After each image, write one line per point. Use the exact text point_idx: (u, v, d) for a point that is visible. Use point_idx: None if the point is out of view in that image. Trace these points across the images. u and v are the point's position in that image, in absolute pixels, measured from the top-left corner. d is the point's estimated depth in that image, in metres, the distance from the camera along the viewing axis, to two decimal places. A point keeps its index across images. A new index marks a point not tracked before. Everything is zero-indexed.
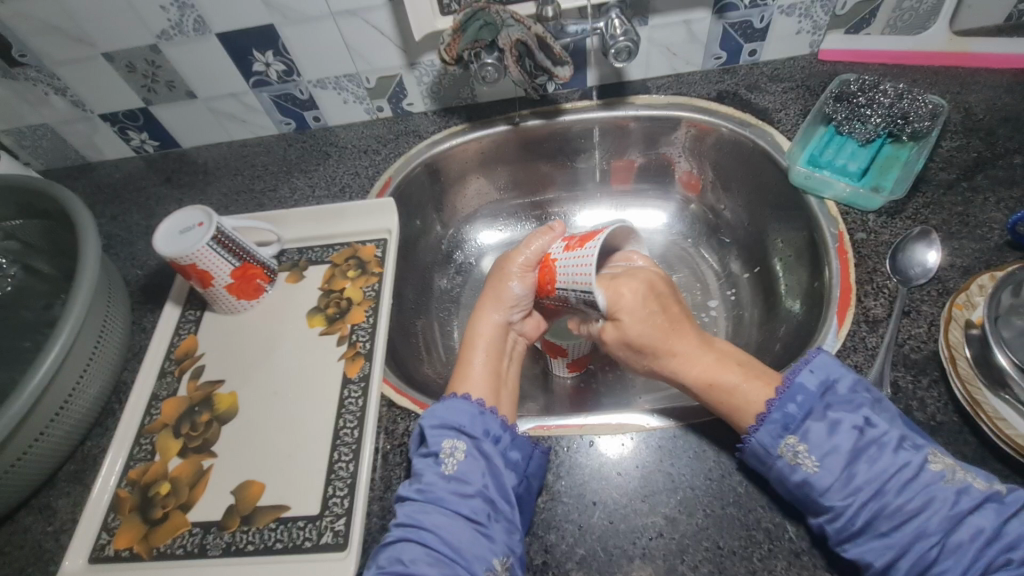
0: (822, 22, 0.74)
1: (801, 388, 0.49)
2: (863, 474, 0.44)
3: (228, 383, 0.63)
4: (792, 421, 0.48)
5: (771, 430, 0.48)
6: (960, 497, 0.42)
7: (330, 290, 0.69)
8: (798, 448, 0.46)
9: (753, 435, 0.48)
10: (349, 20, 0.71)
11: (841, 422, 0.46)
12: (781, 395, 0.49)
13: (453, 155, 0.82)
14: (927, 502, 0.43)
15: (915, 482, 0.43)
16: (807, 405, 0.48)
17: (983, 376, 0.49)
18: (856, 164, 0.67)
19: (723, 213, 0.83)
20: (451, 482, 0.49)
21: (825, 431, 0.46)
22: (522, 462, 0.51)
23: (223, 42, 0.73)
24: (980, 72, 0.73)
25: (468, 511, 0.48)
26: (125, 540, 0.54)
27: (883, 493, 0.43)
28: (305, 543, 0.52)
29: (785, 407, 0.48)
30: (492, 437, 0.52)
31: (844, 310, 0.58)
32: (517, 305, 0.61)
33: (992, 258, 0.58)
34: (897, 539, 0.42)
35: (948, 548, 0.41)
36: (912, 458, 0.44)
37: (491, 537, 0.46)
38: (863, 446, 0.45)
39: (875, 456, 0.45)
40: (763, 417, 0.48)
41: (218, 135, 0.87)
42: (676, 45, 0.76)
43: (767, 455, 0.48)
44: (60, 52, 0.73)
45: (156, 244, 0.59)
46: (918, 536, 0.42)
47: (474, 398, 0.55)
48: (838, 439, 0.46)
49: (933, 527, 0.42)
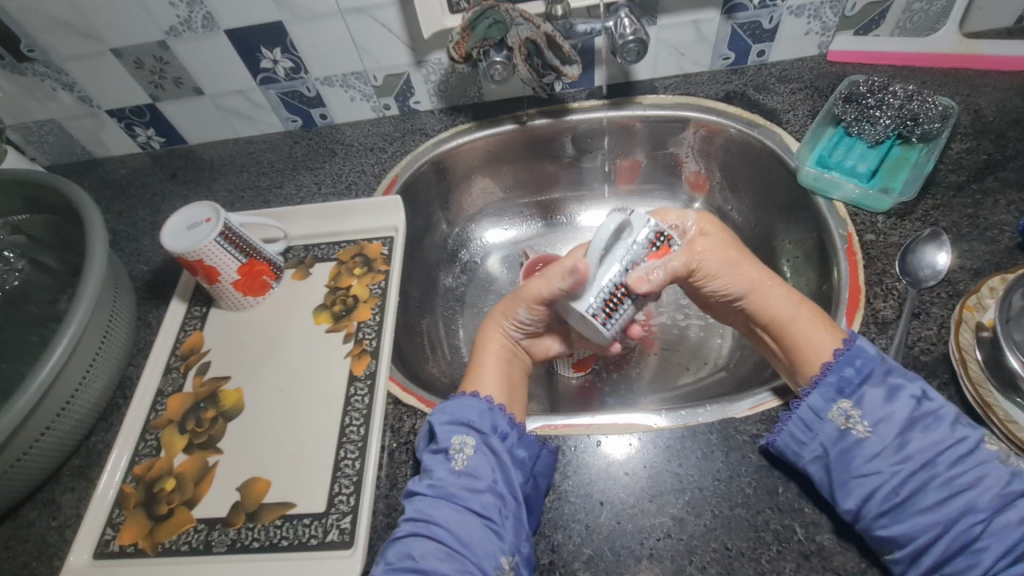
0: (831, 23, 0.74)
1: (863, 351, 0.50)
2: (915, 443, 0.46)
3: (234, 379, 0.63)
4: (849, 385, 0.49)
5: (826, 394, 0.49)
6: (1013, 479, 0.44)
7: (336, 287, 0.69)
8: (851, 413, 0.48)
9: (806, 398, 0.50)
10: (358, 19, 0.71)
11: (898, 390, 0.48)
12: (840, 356, 0.50)
13: (460, 153, 0.82)
14: (980, 478, 0.44)
15: (968, 457, 0.45)
16: (866, 370, 0.49)
17: (994, 378, 0.49)
18: (865, 165, 0.67)
19: (730, 214, 0.82)
20: (462, 477, 0.50)
21: (881, 397, 0.48)
22: (529, 461, 0.51)
23: (231, 39, 0.73)
24: (989, 74, 0.72)
25: (479, 506, 0.49)
26: (130, 536, 0.54)
27: (933, 464, 0.45)
28: (310, 541, 0.51)
29: (842, 371, 0.50)
30: (501, 434, 0.53)
31: (853, 310, 0.58)
32: (522, 325, 0.60)
33: (1002, 260, 0.58)
34: (943, 513, 0.44)
35: (993, 527, 0.43)
36: (969, 434, 0.46)
37: (502, 535, 0.47)
38: (919, 416, 0.47)
39: (929, 427, 0.46)
40: (818, 380, 0.50)
41: (224, 132, 0.87)
42: (684, 45, 0.76)
43: (818, 419, 0.49)
44: (68, 47, 0.73)
45: (163, 239, 0.59)
46: (965, 513, 0.44)
47: (482, 396, 0.55)
48: (895, 406, 0.48)
49: (982, 504, 0.44)
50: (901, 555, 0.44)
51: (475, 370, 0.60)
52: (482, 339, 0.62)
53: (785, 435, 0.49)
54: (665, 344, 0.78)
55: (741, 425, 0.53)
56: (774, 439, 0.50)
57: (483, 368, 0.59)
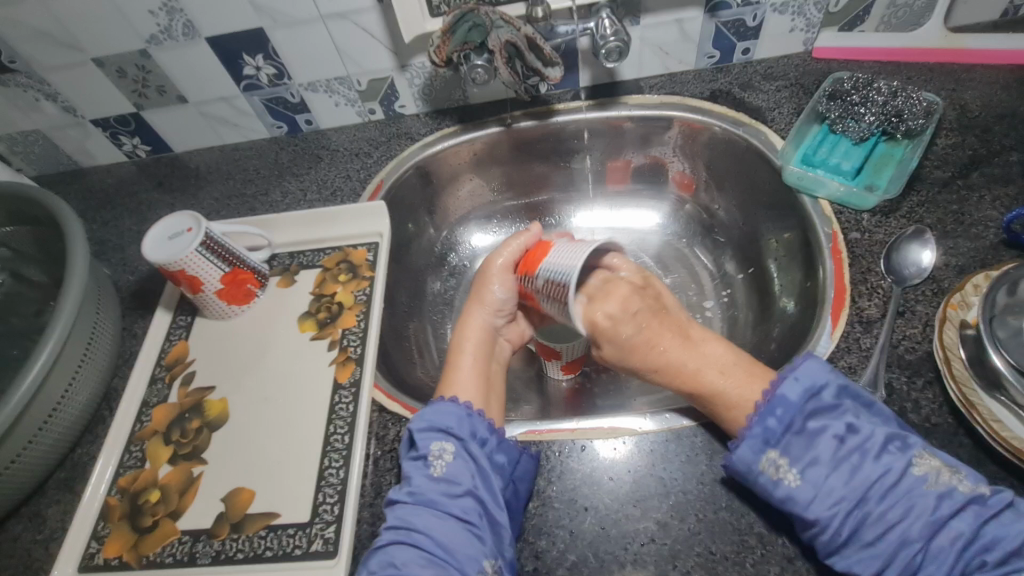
0: (816, 20, 0.74)
1: (783, 398, 0.48)
2: (844, 484, 0.44)
3: (218, 389, 0.63)
4: (773, 435, 0.47)
5: (753, 446, 0.47)
6: (941, 502, 0.42)
7: (321, 295, 0.69)
8: (780, 462, 0.46)
9: (735, 452, 0.47)
10: (340, 24, 0.71)
11: (823, 431, 0.46)
12: (761, 408, 0.48)
13: (446, 157, 0.82)
14: (909, 507, 0.43)
15: (897, 487, 0.43)
16: (787, 418, 0.47)
17: (978, 377, 0.49)
18: (849, 163, 0.66)
19: (717, 213, 0.82)
20: (441, 483, 0.49)
21: (805, 443, 0.46)
22: (509, 466, 0.51)
23: (212, 46, 0.72)
24: (976, 68, 0.72)
25: (459, 511, 0.48)
26: (115, 549, 0.53)
27: (864, 501, 0.43)
28: (294, 551, 0.51)
29: (765, 421, 0.47)
30: (480, 440, 0.52)
31: (838, 310, 0.58)
32: (500, 309, 0.62)
33: (987, 257, 0.57)
34: (882, 549, 0.42)
35: (932, 553, 0.41)
36: (895, 463, 0.44)
37: (482, 539, 0.47)
38: (844, 454, 0.45)
39: (857, 464, 0.44)
40: (744, 433, 0.47)
41: (210, 139, 0.87)
42: (669, 45, 0.75)
43: (750, 472, 0.47)
44: (50, 59, 0.73)
45: (144, 250, 0.58)
46: (902, 546, 0.42)
47: (462, 400, 0.55)
48: (820, 449, 0.45)
49: (915, 534, 0.42)
50: None
51: (452, 372, 0.59)
52: (460, 335, 0.62)
53: (730, 476, 0.48)
54: None
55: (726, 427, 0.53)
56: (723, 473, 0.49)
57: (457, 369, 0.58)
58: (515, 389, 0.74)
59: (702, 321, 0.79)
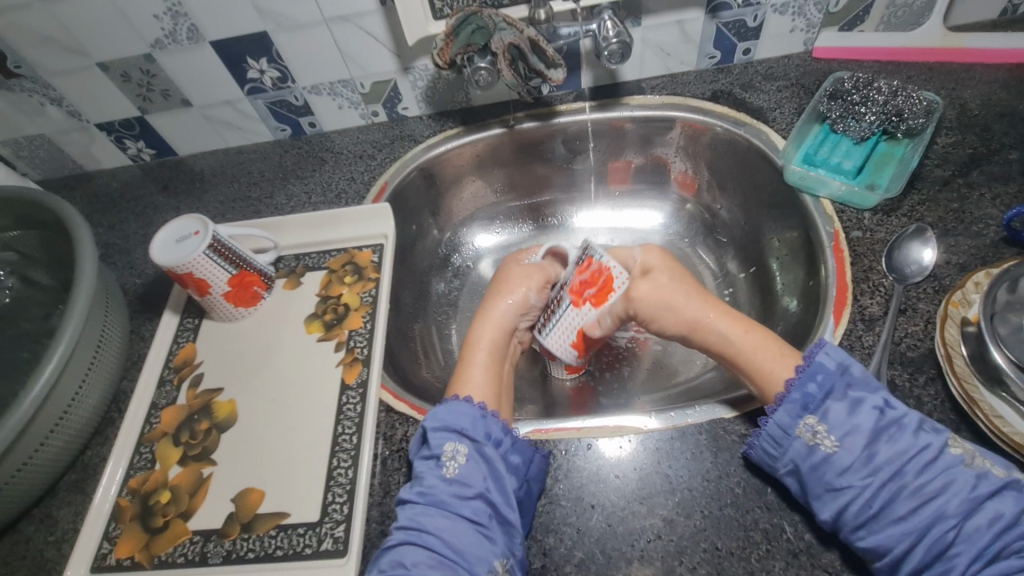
0: (816, 20, 0.74)
1: (821, 366, 0.49)
2: (883, 454, 0.45)
3: (227, 390, 0.63)
4: (812, 401, 0.48)
5: (791, 410, 0.48)
6: (980, 481, 0.43)
7: (328, 296, 0.70)
8: (817, 428, 0.47)
9: (773, 416, 0.48)
10: (343, 27, 0.72)
11: (861, 402, 0.47)
12: (802, 373, 0.49)
13: (449, 158, 0.82)
14: (947, 484, 0.43)
15: (935, 463, 0.44)
16: (828, 385, 0.48)
17: (979, 373, 0.49)
18: (851, 162, 0.67)
19: (720, 213, 0.82)
20: (453, 484, 0.49)
21: (845, 411, 0.47)
22: (522, 467, 0.51)
23: (217, 50, 0.73)
24: (975, 67, 0.72)
25: (470, 513, 0.48)
26: (126, 549, 0.54)
27: (902, 473, 0.44)
28: (305, 550, 0.52)
29: (805, 386, 0.48)
30: (493, 441, 0.52)
31: (841, 308, 0.58)
32: (522, 310, 0.64)
33: (988, 254, 0.58)
34: (915, 523, 0.43)
35: (965, 532, 0.42)
36: (932, 440, 0.45)
37: (493, 540, 0.47)
38: (883, 426, 0.46)
39: (894, 436, 0.45)
40: (782, 397, 0.49)
41: (214, 142, 0.87)
42: (670, 45, 0.76)
43: (785, 436, 0.48)
44: (55, 63, 0.74)
45: (153, 253, 0.59)
46: (938, 520, 0.42)
47: (474, 401, 0.55)
48: (859, 419, 0.46)
49: (952, 510, 0.42)
50: (884, 565, 0.43)
51: (466, 368, 0.59)
52: (474, 335, 0.63)
53: (759, 447, 0.49)
54: (657, 344, 0.79)
55: (730, 425, 0.54)
56: (751, 449, 0.50)
57: (473, 365, 0.60)
58: (520, 389, 0.75)
59: None
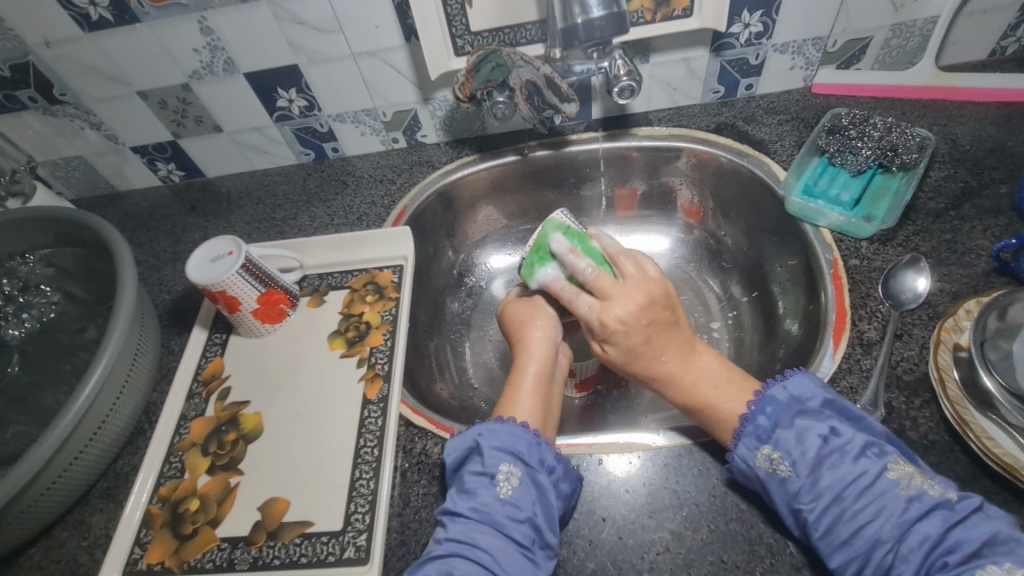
0: (815, 58, 0.78)
1: (772, 398, 0.52)
2: (825, 480, 0.47)
3: (253, 403, 0.66)
4: (763, 432, 0.50)
5: (748, 443, 0.50)
6: (910, 504, 0.44)
7: (350, 314, 0.73)
8: (771, 457, 0.49)
9: (735, 451, 0.51)
10: (368, 61, 0.76)
11: (808, 430, 0.49)
12: (753, 406, 0.52)
13: (465, 184, 0.86)
14: (879, 508, 0.45)
15: (871, 489, 0.46)
16: (776, 417, 0.51)
17: (971, 397, 0.52)
18: (848, 194, 0.71)
19: (724, 240, 0.86)
20: (506, 505, 0.50)
21: (793, 439, 0.49)
22: (569, 494, 0.53)
23: (250, 81, 0.78)
24: (966, 105, 0.77)
25: (519, 535, 0.49)
26: (157, 554, 0.56)
27: (841, 499, 0.46)
28: (328, 558, 0.54)
29: (756, 419, 0.51)
30: (548, 468, 0.53)
31: (840, 333, 0.61)
32: (554, 324, 0.67)
33: (980, 283, 0.61)
34: (857, 547, 0.44)
35: (901, 553, 0.43)
36: (870, 467, 0.46)
37: (535, 563, 0.48)
38: (826, 454, 0.48)
39: (836, 463, 0.47)
40: (739, 433, 0.51)
41: (240, 165, 0.92)
42: (676, 81, 0.80)
43: (748, 468, 0.50)
44: (98, 92, 0.78)
45: (189, 273, 0.62)
46: (875, 544, 0.44)
47: (529, 426, 0.56)
48: (805, 447, 0.48)
49: (886, 534, 0.44)
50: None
51: (514, 391, 0.60)
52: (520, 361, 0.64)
53: (734, 476, 0.52)
54: None
55: None
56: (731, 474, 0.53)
57: (520, 390, 0.60)
58: None
59: (709, 341, 0.83)
